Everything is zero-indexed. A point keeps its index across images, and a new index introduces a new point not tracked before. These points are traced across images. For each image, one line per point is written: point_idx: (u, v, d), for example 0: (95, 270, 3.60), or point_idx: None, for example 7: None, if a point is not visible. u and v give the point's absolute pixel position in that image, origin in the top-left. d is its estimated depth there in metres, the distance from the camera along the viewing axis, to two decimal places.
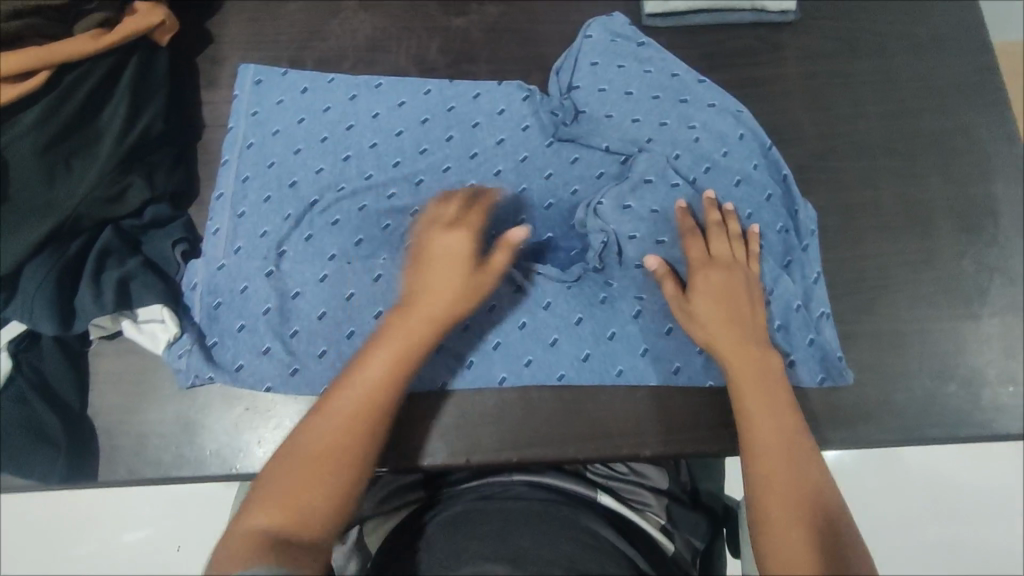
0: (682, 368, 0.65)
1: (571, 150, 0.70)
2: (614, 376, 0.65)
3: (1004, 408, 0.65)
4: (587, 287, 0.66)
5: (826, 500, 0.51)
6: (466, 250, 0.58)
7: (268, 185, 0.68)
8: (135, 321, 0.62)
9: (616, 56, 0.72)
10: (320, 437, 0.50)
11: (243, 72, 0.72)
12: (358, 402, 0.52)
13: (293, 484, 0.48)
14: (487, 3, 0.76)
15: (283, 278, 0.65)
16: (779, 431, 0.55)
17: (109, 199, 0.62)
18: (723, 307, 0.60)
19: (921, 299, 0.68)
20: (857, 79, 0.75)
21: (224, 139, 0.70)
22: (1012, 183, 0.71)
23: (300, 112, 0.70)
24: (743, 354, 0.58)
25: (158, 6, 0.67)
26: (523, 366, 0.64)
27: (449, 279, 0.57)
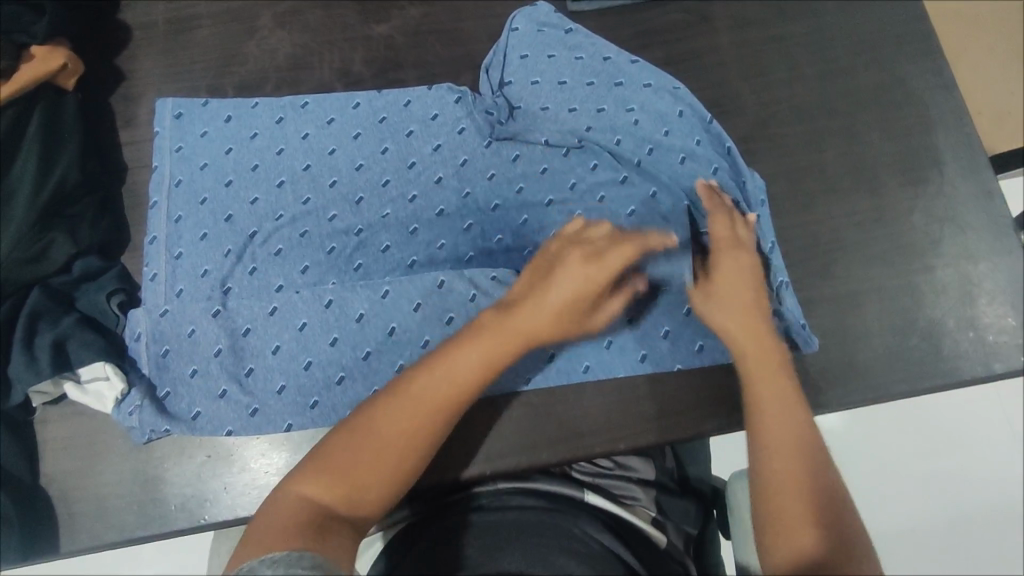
0: (648, 355, 0.64)
1: (511, 148, 0.68)
2: (582, 373, 0.63)
3: (965, 354, 0.65)
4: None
5: (836, 498, 0.48)
6: (597, 284, 0.52)
7: (203, 222, 0.65)
8: (79, 382, 0.59)
9: (544, 47, 0.70)
10: (396, 432, 0.49)
11: (161, 107, 0.68)
12: (443, 406, 0.50)
13: (352, 464, 0.47)
14: (407, 6, 0.74)
15: (231, 317, 0.62)
16: (787, 432, 0.51)
17: (31, 258, 0.59)
18: (748, 291, 0.58)
19: (875, 257, 0.68)
20: (789, 42, 0.74)
21: (150, 179, 0.67)
22: (952, 130, 0.71)
23: (228, 142, 0.68)
24: (756, 338, 0.56)
25: (57, 48, 0.64)
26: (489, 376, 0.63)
27: (565, 290, 0.52)
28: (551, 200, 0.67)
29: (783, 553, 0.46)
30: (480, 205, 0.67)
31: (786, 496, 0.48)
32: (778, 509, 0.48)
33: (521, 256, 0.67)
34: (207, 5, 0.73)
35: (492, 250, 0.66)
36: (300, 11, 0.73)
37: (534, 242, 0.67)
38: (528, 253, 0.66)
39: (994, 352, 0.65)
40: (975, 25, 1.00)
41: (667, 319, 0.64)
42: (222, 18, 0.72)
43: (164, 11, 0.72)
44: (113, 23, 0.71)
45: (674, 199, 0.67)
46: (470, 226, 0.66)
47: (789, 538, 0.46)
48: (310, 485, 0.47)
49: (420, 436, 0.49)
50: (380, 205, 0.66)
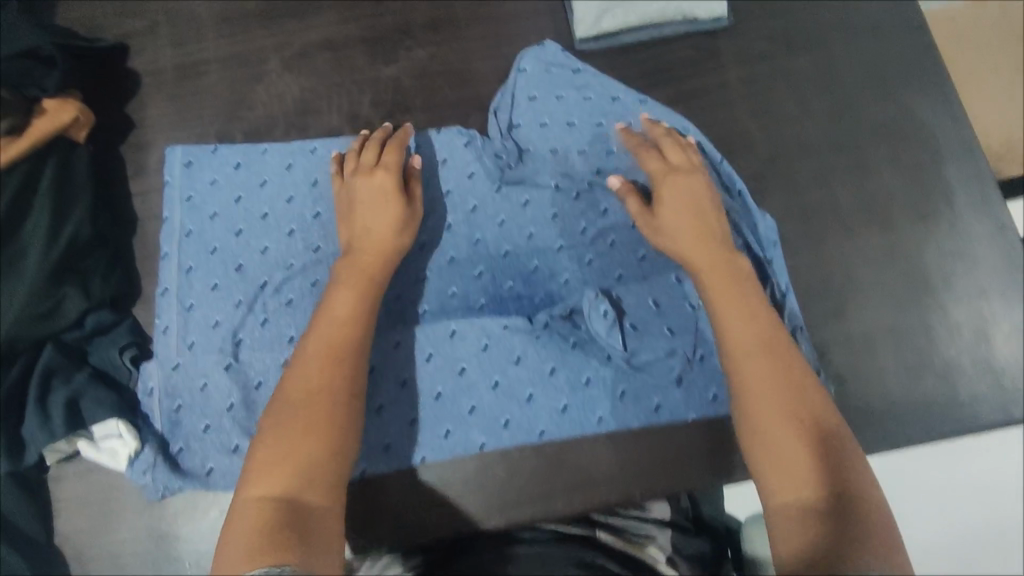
0: (663, 405, 0.63)
1: (521, 192, 0.68)
2: (595, 424, 0.63)
3: (983, 397, 0.65)
4: (556, 335, 0.64)
5: (822, 420, 0.50)
6: (393, 183, 0.63)
7: (213, 273, 0.65)
8: (92, 440, 0.60)
9: (553, 87, 0.70)
10: (306, 392, 0.52)
11: (171, 155, 0.68)
12: (333, 348, 0.54)
13: (285, 440, 0.49)
14: (415, 47, 0.73)
15: (244, 369, 0.62)
16: (768, 364, 0.53)
17: (44, 314, 0.58)
18: (690, 215, 0.61)
19: (888, 295, 0.67)
20: (799, 76, 0.73)
21: (161, 230, 0.67)
22: (964, 165, 0.70)
23: (237, 190, 0.68)
24: (714, 260, 0.59)
25: (68, 101, 0.63)
26: (501, 428, 0.62)
27: (381, 216, 0.62)
28: (561, 244, 0.67)
29: (780, 487, 0.48)
30: (492, 251, 0.67)
31: (782, 428, 0.49)
32: (764, 443, 0.50)
33: (532, 303, 0.66)
34: (213, 49, 0.73)
35: (504, 297, 0.66)
36: (307, 54, 0.73)
37: (546, 288, 0.67)
38: (539, 300, 0.66)
39: (1009, 393, 0.65)
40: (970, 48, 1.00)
41: (678, 365, 0.64)
42: (229, 62, 0.72)
43: (172, 57, 0.72)
44: (122, 71, 0.71)
45: None
46: (480, 273, 0.66)
47: (790, 472, 0.48)
48: (259, 486, 0.48)
49: (329, 389, 0.52)
50: None
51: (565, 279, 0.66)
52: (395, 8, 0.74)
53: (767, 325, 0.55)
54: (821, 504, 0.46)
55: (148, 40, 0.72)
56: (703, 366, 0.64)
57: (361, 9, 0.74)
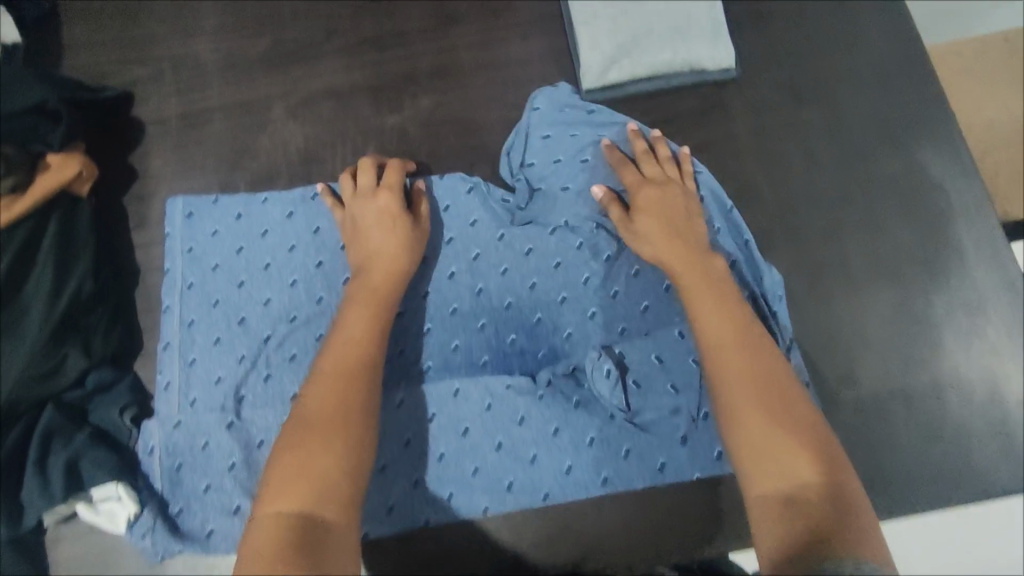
0: (668, 464, 0.62)
1: (524, 241, 0.67)
2: (600, 486, 0.62)
3: (994, 461, 0.64)
4: (559, 393, 0.63)
5: (799, 409, 0.50)
6: (396, 206, 0.64)
7: (215, 326, 0.64)
8: (90, 502, 0.59)
9: (567, 126, 0.70)
10: (321, 410, 0.51)
11: (171, 207, 0.68)
12: (347, 366, 0.54)
13: (303, 455, 0.48)
14: (420, 96, 0.73)
15: (245, 428, 0.61)
16: (745, 356, 0.53)
17: (45, 375, 0.58)
18: (665, 221, 0.63)
19: (898, 356, 0.66)
20: (807, 128, 0.73)
21: (162, 282, 0.67)
22: (974, 219, 0.70)
23: (239, 240, 0.67)
24: (689, 261, 0.60)
25: (71, 156, 0.63)
26: (505, 491, 0.61)
27: (389, 236, 0.62)
28: (565, 296, 0.66)
29: (759, 476, 0.47)
30: (495, 303, 0.66)
31: (758, 418, 0.49)
32: (741, 431, 0.49)
33: (535, 359, 0.66)
34: (218, 97, 0.72)
35: (506, 351, 0.65)
36: (312, 102, 0.73)
37: (549, 343, 0.66)
38: (542, 356, 0.66)
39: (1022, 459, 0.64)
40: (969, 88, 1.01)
41: (683, 424, 0.62)
42: (233, 110, 0.72)
43: (176, 105, 0.72)
44: (125, 119, 0.71)
45: None
46: (483, 326, 0.66)
47: (775, 468, 0.47)
48: (275, 503, 0.47)
49: (345, 406, 0.52)
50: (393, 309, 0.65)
51: (568, 334, 0.65)
52: (400, 56, 0.74)
53: (743, 322, 0.56)
54: (803, 493, 0.45)
55: (152, 88, 0.72)
56: (707, 424, 0.63)
57: (367, 56, 0.74)
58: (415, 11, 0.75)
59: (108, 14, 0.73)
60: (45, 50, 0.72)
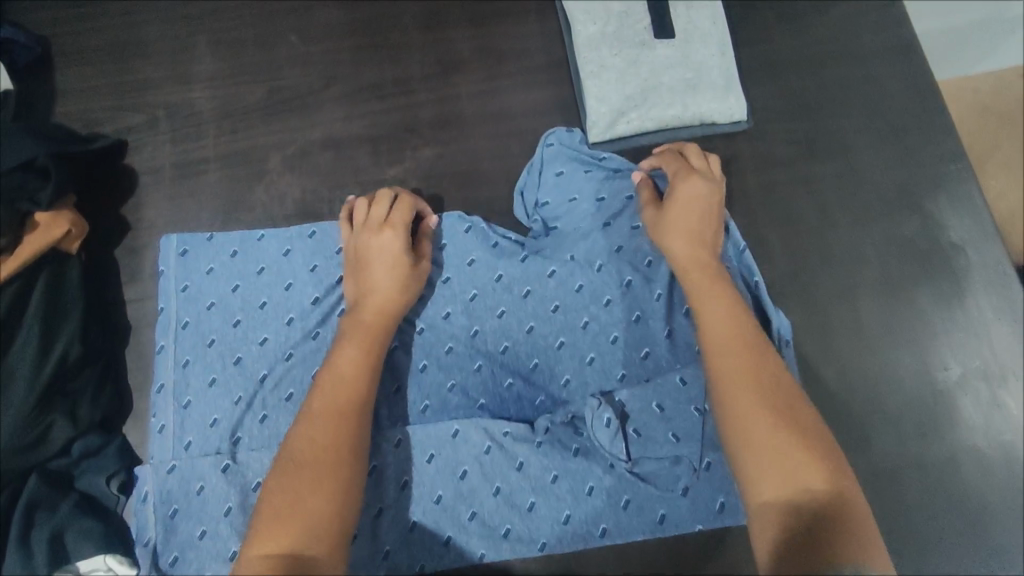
0: (668, 515, 0.59)
1: (522, 283, 0.65)
2: (598, 537, 0.59)
3: (1016, 535, 0.62)
4: (557, 442, 0.60)
5: (806, 417, 0.48)
6: (403, 244, 0.61)
7: (211, 366, 0.62)
8: (77, 574, 0.57)
9: (581, 164, 0.69)
10: (314, 452, 0.49)
11: (165, 244, 0.66)
12: (339, 406, 0.52)
13: (297, 491, 0.47)
14: (421, 146, 0.71)
15: (242, 471, 0.59)
16: (753, 362, 0.51)
17: (30, 445, 0.56)
18: (691, 216, 0.60)
19: (915, 425, 0.64)
20: (820, 183, 0.71)
21: (156, 323, 0.65)
22: (993, 284, 0.68)
23: (235, 279, 0.65)
24: (698, 262, 0.58)
25: (61, 213, 0.62)
26: (500, 538, 0.59)
27: (390, 276, 0.60)
28: (562, 341, 0.64)
29: (762, 485, 0.45)
30: (490, 346, 0.64)
31: (763, 424, 0.47)
32: (745, 438, 0.47)
33: (533, 405, 0.63)
34: (214, 146, 0.70)
35: (504, 394, 0.63)
36: (310, 152, 0.71)
37: (547, 391, 0.63)
38: (540, 402, 0.63)
39: None
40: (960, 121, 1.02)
41: (684, 475, 0.59)
42: (230, 160, 0.70)
43: (171, 154, 0.70)
44: (118, 168, 0.69)
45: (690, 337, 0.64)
46: (480, 365, 0.63)
47: (779, 477, 0.45)
48: (264, 542, 0.45)
49: (338, 448, 0.50)
50: (391, 367, 0.63)
51: (566, 380, 0.63)
52: (401, 104, 0.72)
53: (751, 330, 0.53)
54: (805, 502, 0.44)
55: (147, 136, 0.70)
56: (710, 474, 0.60)
57: (367, 104, 0.72)
58: (416, 58, 0.73)
59: (103, 59, 0.72)
60: (38, 97, 0.71)
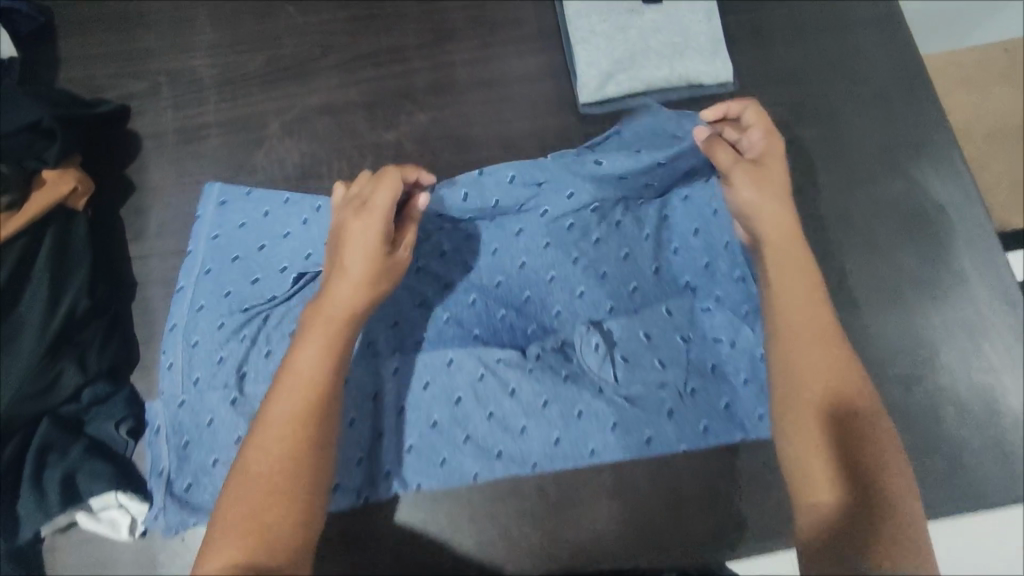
0: (654, 437, 0.62)
1: (514, 223, 0.68)
2: (587, 457, 0.62)
3: (993, 479, 0.64)
4: (548, 367, 0.63)
5: (866, 422, 0.50)
6: (380, 228, 0.56)
7: (221, 311, 0.65)
8: (91, 511, 0.60)
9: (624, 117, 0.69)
10: (268, 463, 0.49)
11: (208, 190, 0.69)
12: (302, 410, 0.50)
13: (248, 505, 0.47)
14: (416, 111, 0.73)
15: (249, 403, 0.63)
16: (822, 361, 0.52)
17: (41, 391, 0.59)
18: (771, 196, 0.58)
19: (895, 375, 0.66)
20: (805, 144, 0.72)
21: (182, 265, 0.67)
22: (975, 241, 0.69)
23: (261, 239, 0.67)
24: (785, 244, 0.57)
25: (67, 170, 0.64)
26: (493, 458, 0.61)
27: (361, 267, 0.55)
28: (553, 275, 0.66)
29: (808, 486, 0.48)
30: (485, 282, 0.66)
31: (815, 427, 0.49)
32: (801, 440, 0.50)
33: (525, 334, 0.66)
34: (215, 113, 0.73)
35: (496, 326, 0.66)
36: (308, 117, 0.73)
37: (539, 320, 0.66)
38: (532, 331, 0.66)
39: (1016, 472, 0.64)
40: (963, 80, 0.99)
41: (670, 399, 0.63)
42: (231, 126, 0.72)
43: (174, 119, 0.72)
44: (123, 133, 0.71)
45: (675, 273, 0.68)
46: (473, 298, 0.66)
47: (823, 478, 0.48)
48: (215, 554, 0.46)
49: (294, 460, 0.49)
50: (388, 320, 0.65)
51: (557, 311, 0.66)
52: (397, 71, 0.74)
53: (832, 327, 0.54)
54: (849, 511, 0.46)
55: (150, 102, 0.72)
56: (694, 399, 0.63)
57: (364, 71, 0.74)
58: (411, 28, 0.75)
59: (107, 29, 0.74)
60: (44, 65, 0.73)
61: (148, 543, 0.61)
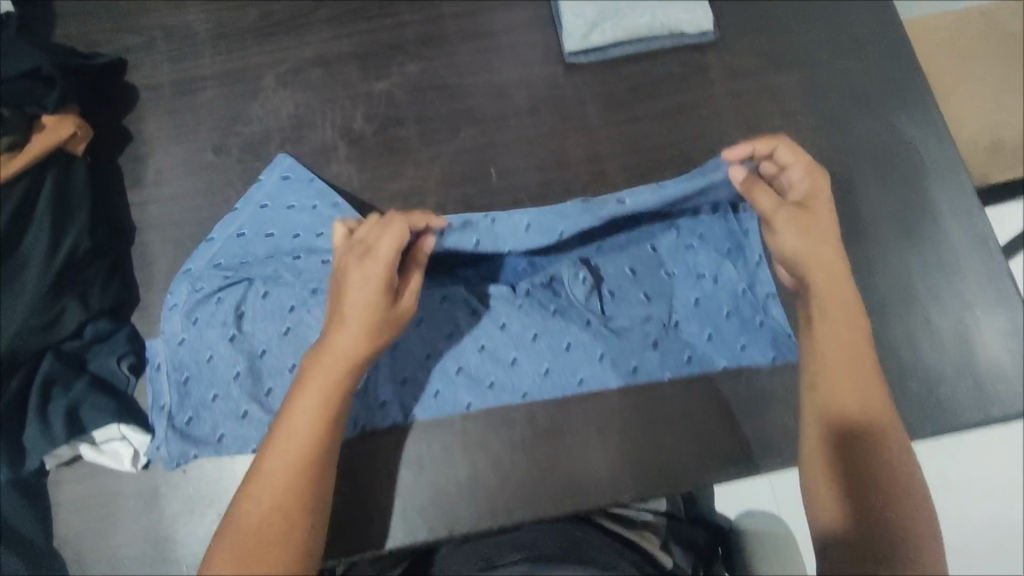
0: (640, 366, 0.65)
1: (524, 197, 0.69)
2: (576, 386, 0.64)
3: (964, 404, 0.66)
4: (537, 302, 0.66)
5: (890, 459, 0.53)
6: (383, 278, 0.56)
7: (229, 260, 0.67)
8: (94, 444, 0.61)
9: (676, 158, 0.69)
10: (256, 517, 0.51)
11: (278, 160, 0.70)
12: (293, 468, 0.52)
13: (238, 557, 0.49)
14: (407, 63, 0.75)
15: (247, 339, 0.65)
16: (852, 393, 0.55)
17: (45, 325, 0.61)
18: (813, 239, 0.59)
19: (873, 307, 0.68)
20: (785, 90, 0.74)
21: (225, 216, 0.69)
22: (947, 179, 0.72)
23: (295, 227, 0.68)
24: (833, 285, 0.58)
25: (67, 116, 0.65)
26: (485, 389, 0.64)
27: (361, 316, 0.55)
28: None
29: (818, 505, 0.54)
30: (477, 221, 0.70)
31: (832, 459, 0.54)
32: (815, 471, 0.54)
33: None
34: (210, 65, 0.74)
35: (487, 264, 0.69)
36: (301, 69, 0.74)
37: None
38: None
39: (988, 397, 0.66)
40: (945, 42, 1.00)
41: (654, 330, 0.66)
42: (225, 78, 0.74)
43: (169, 72, 0.74)
44: (119, 85, 0.73)
45: (661, 210, 0.69)
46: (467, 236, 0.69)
47: (833, 498, 0.53)
48: None
49: (284, 514, 0.51)
50: None
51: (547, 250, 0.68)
52: (388, 25, 0.76)
53: (868, 364, 0.57)
54: (852, 527, 0.51)
55: (146, 56, 0.74)
56: (678, 331, 0.66)
57: (355, 25, 0.76)
58: None
59: None
60: (41, 20, 0.74)
61: (149, 476, 0.62)
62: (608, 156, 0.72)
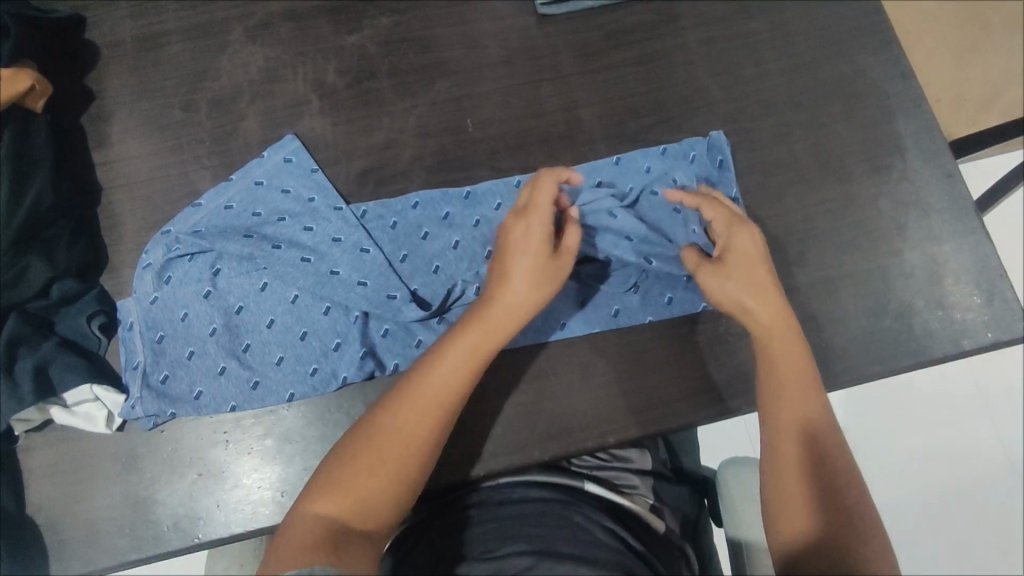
0: (622, 309, 0.66)
1: (515, 174, 0.69)
2: (559, 330, 0.65)
3: (936, 335, 0.67)
4: None
5: (840, 494, 0.53)
6: (541, 232, 0.58)
7: (211, 223, 0.65)
8: (65, 406, 0.59)
9: (670, 161, 0.70)
10: (391, 431, 0.53)
11: (286, 142, 0.68)
12: (433, 395, 0.54)
13: (358, 469, 0.51)
14: (378, 16, 0.73)
15: (223, 296, 0.63)
16: (800, 426, 0.56)
17: (9, 282, 0.58)
18: (752, 301, 0.60)
19: (846, 245, 0.69)
20: (756, 37, 0.75)
21: (212, 187, 0.67)
22: (913, 119, 0.73)
23: (282, 213, 0.66)
24: (780, 348, 0.59)
25: (24, 69, 0.62)
26: None
27: (520, 267, 0.58)
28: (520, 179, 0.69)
29: (779, 521, 0.53)
30: (454, 174, 0.69)
31: (795, 482, 0.54)
32: (783, 488, 0.54)
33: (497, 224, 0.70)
34: (174, 21, 0.72)
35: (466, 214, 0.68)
36: (271, 24, 0.72)
37: None
38: None
39: (959, 328, 0.67)
40: None
41: (634, 274, 0.67)
42: (191, 34, 0.71)
43: (132, 29, 0.71)
44: (78, 42, 0.70)
45: (637, 163, 0.70)
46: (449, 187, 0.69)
47: (795, 517, 0.53)
48: (319, 502, 0.50)
49: (416, 439, 0.53)
50: (360, 211, 0.67)
51: None
52: None
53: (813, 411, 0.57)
54: (806, 543, 0.51)
55: (105, 11, 0.71)
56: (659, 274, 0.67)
57: None
58: None
59: None
60: None
61: (126, 437, 0.61)
62: (584, 105, 0.72)
